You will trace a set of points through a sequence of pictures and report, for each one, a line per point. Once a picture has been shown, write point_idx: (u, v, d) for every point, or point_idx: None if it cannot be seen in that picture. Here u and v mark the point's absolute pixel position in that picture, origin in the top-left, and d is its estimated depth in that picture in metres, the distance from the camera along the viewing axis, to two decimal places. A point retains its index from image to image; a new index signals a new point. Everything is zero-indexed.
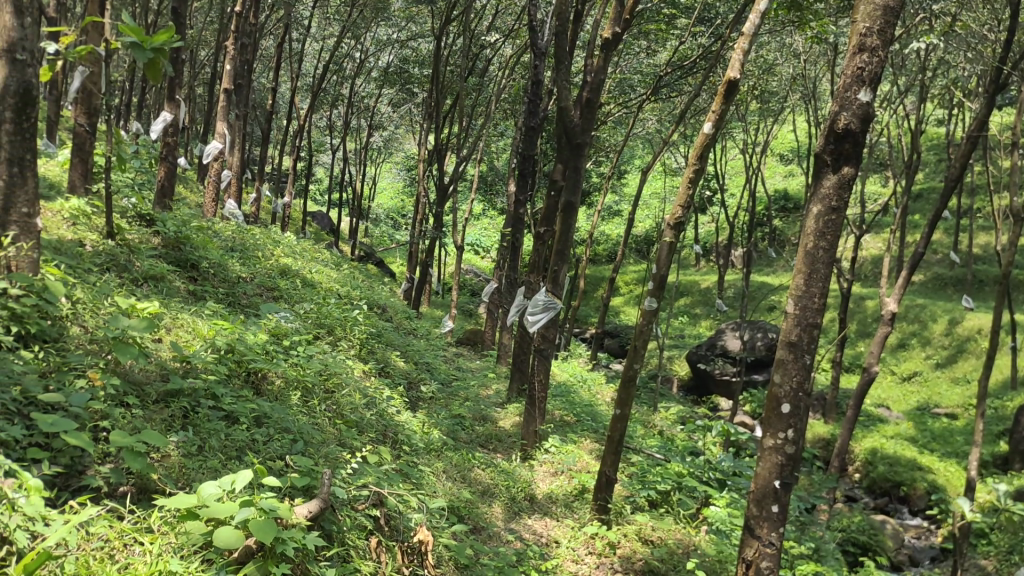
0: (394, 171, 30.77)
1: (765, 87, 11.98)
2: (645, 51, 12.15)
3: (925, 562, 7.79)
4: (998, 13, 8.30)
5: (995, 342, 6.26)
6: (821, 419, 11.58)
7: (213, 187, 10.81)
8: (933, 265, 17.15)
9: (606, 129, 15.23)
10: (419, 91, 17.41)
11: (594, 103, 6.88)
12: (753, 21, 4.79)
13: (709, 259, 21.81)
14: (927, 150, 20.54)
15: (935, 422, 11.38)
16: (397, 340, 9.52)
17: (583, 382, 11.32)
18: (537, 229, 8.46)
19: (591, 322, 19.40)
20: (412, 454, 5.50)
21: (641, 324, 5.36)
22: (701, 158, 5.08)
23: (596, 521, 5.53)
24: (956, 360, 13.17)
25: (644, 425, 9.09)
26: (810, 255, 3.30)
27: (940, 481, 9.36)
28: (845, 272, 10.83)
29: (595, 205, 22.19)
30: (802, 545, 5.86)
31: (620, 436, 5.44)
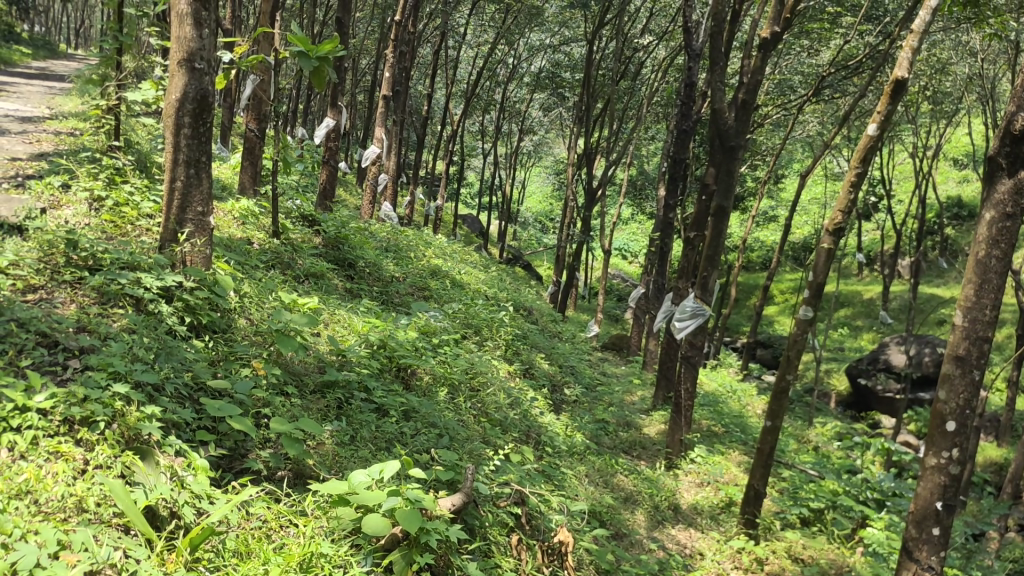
0: (544, 176, 31.02)
1: (938, 87, 11.26)
2: (807, 52, 11.69)
3: None
4: None
5: None
6: (994, 442, 10.76)
7: (371, 189, 11.24)
8: None
9: (762, 133, 14.76)
10: (570, 96, 17.47)
11: (750, 106, 6.68)
12: (923, 17, 4.53)
13: (871, 269, 20.75)
14: None
15: None
16: (542, 343, 9.58)
17: (733, 392, 11.01)
18: (688, 234, 8.30)
19: (743, 331, 18.88)
20: (555, 456, 5.52)
21: (795, 333, 5.16)
22: (863, 162, 4.83)
23: (742, 535, 5.37)
24: None
25: (796, 440, 8.74)
26: (982, 265, 3.07)
27: None
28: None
29: (749, 210, 21.57)
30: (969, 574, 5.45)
31: (770, 449, 5.25)
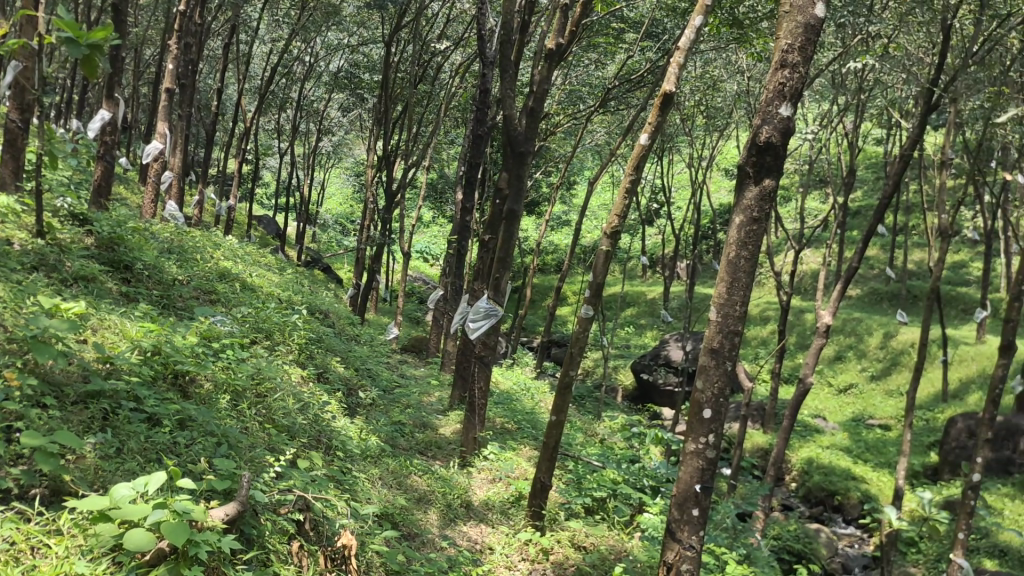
0: (343, 178, 30.56)
1: (711, 102, 12.14)
2: (595, 63, 12.26)
3: (857, 570, 8.20)
4: (932, 37, 8.57)
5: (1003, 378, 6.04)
6: (760, 429, 11.79)
7: (153, 186, 10.59)
8: (869, 280, 17.47)
9: (555, 140, 15.30)
10: (369, 97, 17.30)
11: (538, 114, 6.90)
12: (687, 36, 4.87)
13: (654, 271, 22.11)
14: (864, 168, 20.99)
15: (868, 432, 11.64)
16: (338, 346, 9.43)
17: (527, 390, 11.37)
18: (482, 236, 8.46)
19: (538, 330, 19.53)
20: (346, 460, 5.46)
21: (577, 331, 5.39)
22: (636, 169, 5.13)
23: (530, 527, 5.57)
24: (891, 372, 13.50)
25: (585, 433, 9.16)
26: (733, 264, 3.37)
27: (872, 490, 9.60)
28: (786, 285, 11.01)
29: (544, 214, 22.27)
30: (734, 551, 5.92)
31: (555, 443, 5.45)
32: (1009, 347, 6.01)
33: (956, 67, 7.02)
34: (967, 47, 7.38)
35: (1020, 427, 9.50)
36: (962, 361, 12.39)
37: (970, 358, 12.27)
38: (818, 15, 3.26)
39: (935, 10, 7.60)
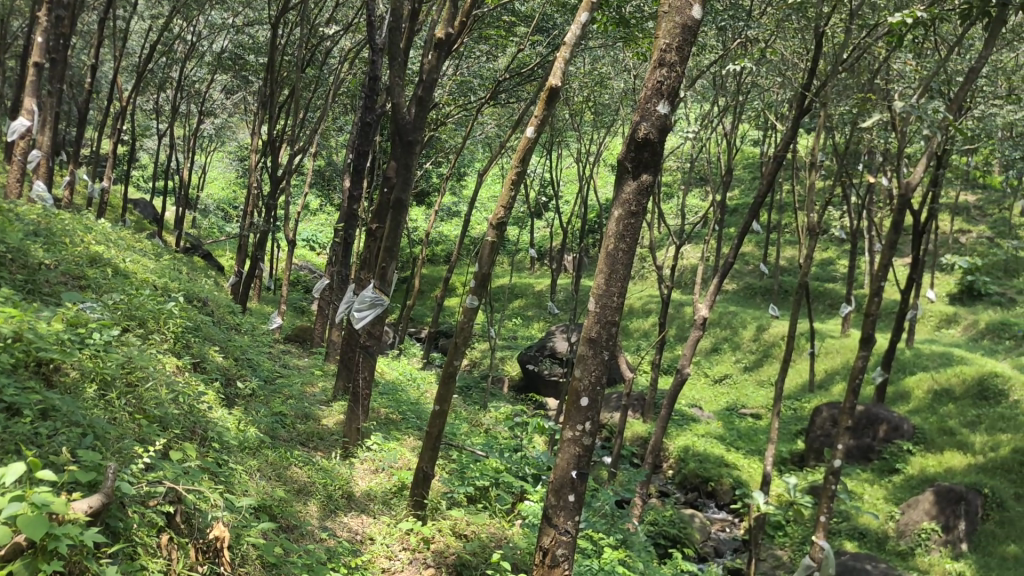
0: (226, 162, 29.61)
1: (599, 99, 12.36)
2: (486, 55, 12.28)
3: (728, 553, 8.56)
4: (806, 44, 8.97)
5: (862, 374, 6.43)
6: (639, 418, 12.12)
7: (17, 166, 9.97)
8: (744, 275, 18.21)
9: (446, 130, 15.26)
10: (254, 79, 16.80)
11: (427, 104, 6.87)
12: (573, 31, 4.93)
13: (542, 263, 22.40)
14: (742, 168, 21.87)
15: (741, 421, 12.16)
16: (217, 335, 9.15)
17: (412, 380, 11.32)
18: (369, 224, 8.36)
19: (425, 321, 19.48)
20: (223, 451, 5.31)
21: (462, 321, 5.41)
22: (523, 161, 5.17)
23: (411, 517, 5.57)
24: (763, 364, 14.13)
25: (470, 423, 9.21)
26: (611, 256, 3.46)
27: (743, 476, 10.03)
28: (667, 278, 11.33)
29: (433, 204, 22.22)
30: (611, 537, 6.10)
31: (438, 432, 5.46)
32: (869, 340, 6.38)
33: (827, 74, 7.38)
34: (837, 55, 7.76)
35: (878, 416, 10.10)
36: (828, 353, 13.09)
37: (834, 351, 12.96)
38: (694, 17, 3.39)
39: (809, 18, 7.97)
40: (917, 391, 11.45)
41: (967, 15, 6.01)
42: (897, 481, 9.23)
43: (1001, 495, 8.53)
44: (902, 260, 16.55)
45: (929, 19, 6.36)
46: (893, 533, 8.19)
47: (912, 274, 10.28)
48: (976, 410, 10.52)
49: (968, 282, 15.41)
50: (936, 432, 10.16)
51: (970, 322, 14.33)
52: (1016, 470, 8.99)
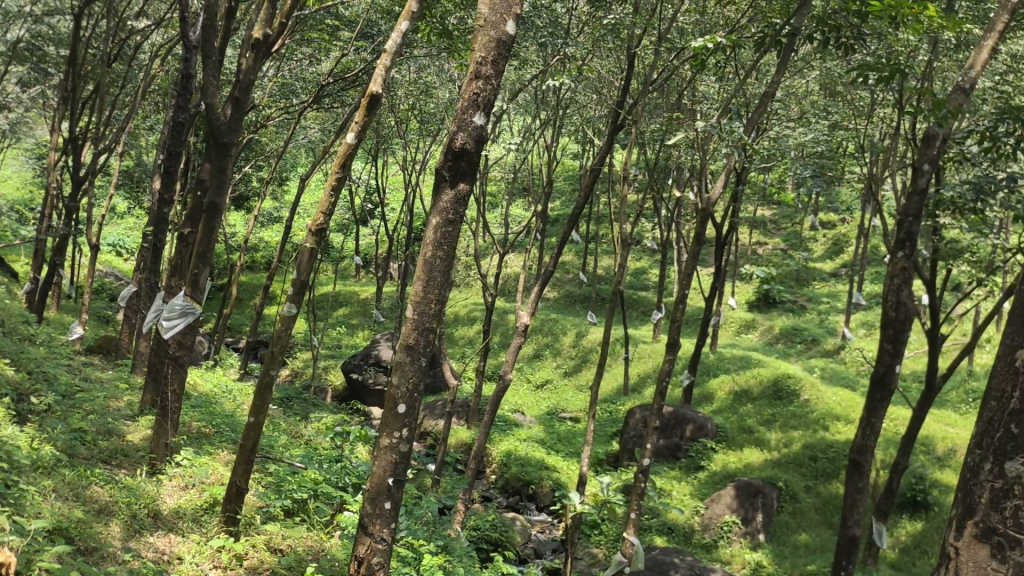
0: (19, 160, 27.27)
1: (423, 107, 12.37)
2: (308, 59, 12.01)
3: (547, 554, 8.80)
4: (620, 63, 9.38)
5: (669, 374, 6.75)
6: (462, 425, 12.20)
7: None
8: (565, 283, 18.80)
9: (267, 133, 14.80)
10: (54, 72, 15.59)
11: (243, 105, 6.63)
12: (394, 39, 4.90)
13: (367, 270, 22.15)
14: (562, 180, 22.60)
15: (561, 425, 12.52)
16: (6, 346, 8.41)
17: (227, 392, 10.85)
18: (181, 229, 7.96)
19: (244, 330, 18.75)
20: (12, 472, 4.89)
21: (280, 329, 5.26)
22: (343, 167, 5.10)
23: (223, 534, 5.36)
24: (581, 369, 14.64)
25: (289, 435, 8.95)
26: (427, 264, 3.47)
27: (562, 479, 10.32)
28: (490, 287, 11.47)
29: (252, 209, 21.48)
30: (431, 543, 6.12)
31: (253, 445, 5.27)
32: (675, 344, 6.74)
33: (639, 94, 7.74)
34: (649, 75, 8.16)
35: (685, 417, 10.68)
36: (641, 357, 13.73)
37: (647, 355, 13.63)
38: (509, 32, 3.49)
39: (624, 39, 8.35)
40: (719, 392, 12.21)
41: (762, 42, 6.48)
42: (702, 477, 9.79)
43: (793, 488, 9.27)
44: (707, 270, 17.65)
45: (728, 45, 6.83)
46: (698, 526, 8.67)
47: (715, 284, 10.96)
48: (771, 408, 11.38)
49: (765, 290, 16.64)
50: (737, 431, 10.88)
51: (766, 327, 15.47)
52: (805, 464, 9.79)
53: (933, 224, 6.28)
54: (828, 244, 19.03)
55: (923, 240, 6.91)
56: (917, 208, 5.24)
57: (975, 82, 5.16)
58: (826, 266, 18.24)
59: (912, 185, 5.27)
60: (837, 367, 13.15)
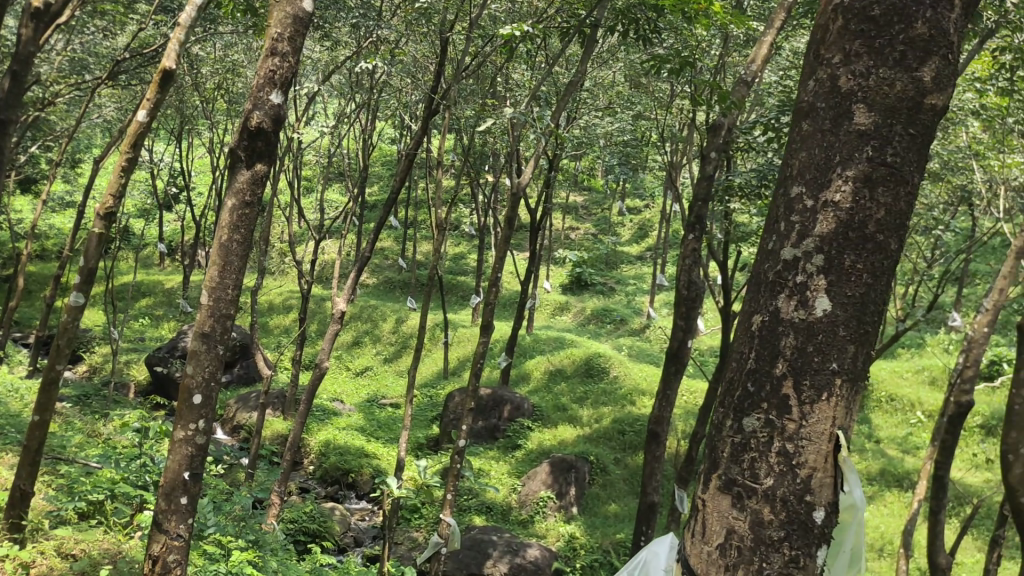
0: None
1: (230, 87, 11.85)
2: (101, 32, 11.19)
3: (367, 541, 8.75)
4: (433, 48, 9.35)
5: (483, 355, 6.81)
6: (278, 416, 11.85)
7: None
8: (383, 268, 18.64)
9: (56, 111, 13.67)
10: None
11: (22, 79, 6.06)
12: (189, 13, 4.61)
13: (173, 259, 21.03)
14: (379, 165, 22.40)
15: (381, 411, 12.44)
16: None
17: (14, 391, 9.96)
18: None
19: (33, 325, 17.28)
20: None
21: (66, 321, 4.88)
22: (133, 147, 4.76)
23: (5, 543, 4.92)
24: (401, 355, 14.61)
25: (85, 435, 8.36)
26: (224, 247, 3.30)
27: (382, 465, 10.26)
28: (306, 273, 11.14)
29: (41, 193, 19.81)
30: (242, 539, 5.92)
31: (39, 445, 4.87)
32: (488, 327, 6.82)
33: (452, 79, 7.73)
34: (461, 61, 8.18)
35: (503, 398, 10.84)
36: (460, 341, 13.86)
37: (467, 339, 13.78)
38: (305, 10, 3.37)
39: (436, 24, 8.32)
40: (535, 372, 12.50)
41: (567, 32, 6.65)
42: (519, 455, 10.00)
43: (603, 461, 9.72)
44: (523, 255, 18.04)
45: (535, 33, 6.93)
46: (515, 503, 8.84)
47: (530, 267, 11.19)
48: (584, 386, 11.86)
49: (577, 274, 17.23)
50: (551, 410, 11.22)
51: (579, 308, 16.01)
52: (614, 438, 10.33)
53: (724, 210, 6.69)
54: (634, 229, 20.02)
55: (715, 224, 7.36)
56: (706, 193, 5.55)
57: (756, 75, 5.52)
58: (632, 249, 19.16)
59: (701, 171, 5.57)
60: (643, 346, 13.86)
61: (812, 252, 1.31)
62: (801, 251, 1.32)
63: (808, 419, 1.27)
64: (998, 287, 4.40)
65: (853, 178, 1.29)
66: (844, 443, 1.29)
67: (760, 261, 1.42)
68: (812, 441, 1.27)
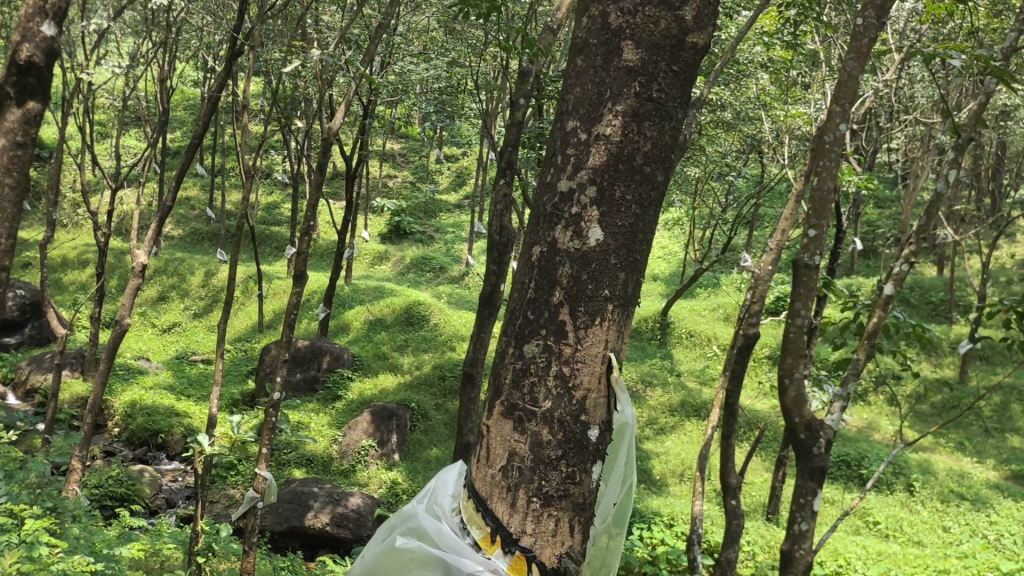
0: None
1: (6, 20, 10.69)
2: None
3: (180, 502, 8.43)
4: None
5: (295, 305, 6.59)
6: (77, 377, 11.10)
7: None
8: (189, 219, 17.72)
9: None
10: None
11: None
12: None
13: None
14: (182, 109, 21.13)
15: (191, 368, 11.95)
16: None
17: None
18: None
19: None
20: None
21: None
22: None
23: None
24: (211, 310, 14.06)
25: None
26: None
27: (194, 424, 9.88)
28: (102, 225, 10.31)
29: None
30: (39, 508, 5.52)
31: None
32: (301, 277, 6.61)
33: (258, 17, 7.32)
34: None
35: (321, 348, 10.60)
36: (275, 294, 13.52)
37: (282, 291, 13.47)
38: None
39: None
40: (354, 322, 12.34)
41: None
42: (339, 406, 9.90)
43: (424, 407, 9.85)
44: (339, 204, 17.70)
45: None
46: (336, 454, 8.74)
47: (347, 216, 10.89)
48: (404, 334, 11.94)
49: (395, 223, 17.11)
50: (371, 358, 11.18)
51: (398, 257, 15.92)
52: (436, 384, 10.53)
53: (535, 155, 6.82)
54: (452, 178, 20.37)
55: (526, 169, 7.51)
56: (516, 139, 5.63)
57: (562, 22, 5.60)
58: (450, 198, 19.39)
59: (511, 117, 5.65)
60: (462, 293, 14.06)
61: (587, 184, 1.36)
62: (576, 185, 1.37)
63: (582, 343, 1.34)
64: (780, 229, 4.75)
65: (622, 112, 1.35)
66: (616, 365, 1.37)
67: (539, 193, 1.46)
68: (587, 363, 1.34)
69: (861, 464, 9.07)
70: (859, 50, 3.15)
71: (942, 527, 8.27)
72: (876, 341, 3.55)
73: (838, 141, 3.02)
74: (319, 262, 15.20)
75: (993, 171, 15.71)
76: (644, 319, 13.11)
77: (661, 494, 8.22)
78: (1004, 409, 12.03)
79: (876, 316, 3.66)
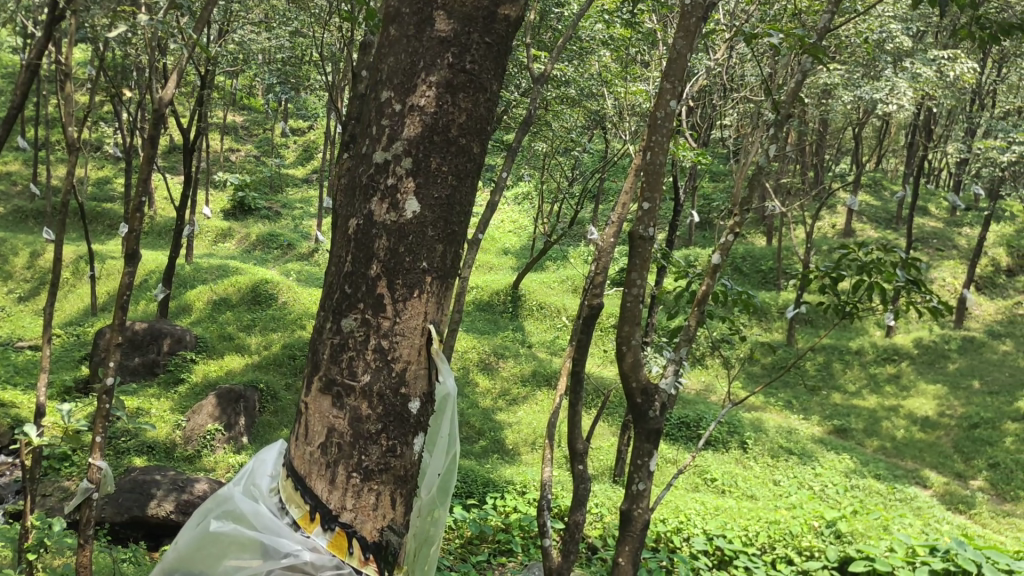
0: None
1: None
2: None
3: (10, 498, 7.92)
4: None
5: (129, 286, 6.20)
6: None
7: None
8: (11, 196, 16.45)
9: None
10: None
11: None
12: None
13: None
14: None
15: (18, 355, 11.15)
16: None
17: None
18: None
19: None
20: None
21: None
22: None
23: None
24: (38, 293, 13.15)
25: None
26: None
27: (23, 414, 9.24)
28: None
29: None
30: None
31: None
32: (134, 256, 6.22)
33: None
34: None
35: (162, 331, 10.06)
36: (110, 274, 12.82)
37: (117, 272, 12.77)
38: None
39: None
40: (197, 302, 11.86)
41: None
42: (182, 390, 9.50)
43: (273, 387, 9.69)
44: (177, 179, 16.90)
45: None
46: (180, 440, 8.30)
47: (185, 192, 10.34)
48: (250, 314, 11.61)
49: (240, 198, 16.46)
50: (216, 339, 10.79)
51: (243, 234, 15.40)
52: (285, 363, 10.37)
53: None
54: (298, 152, 19.89)
55: None
56: (359, 112, 5.53)
57: None
58: (297, 172, 19.00)
59: (354, 91, 5.53)
60: (311, 270, 13.77)
61: (402, 155, 1.35)
62: (392, 157, 1.35)
63: (401, 316, 1.33)
64: (621, 203, 4.88)
65: (436, 84, 1.35)
66: (435, 337, 1.38)
67: (355, 165, 1.43)
68: (406, 336, 1.34)
69: (699, 425, 9.57)
70: (687, 29, 3.23)
71: (773, 480, 8.83)
72: (706, 308, 3.71)
73: (669, 116, 3.09)
74: (158, 240, 14.48)
75: (814, 147, 16.78)
76: (496, 292, 13.26)
77: (513, 463, 8.39)
78: (826, 367, 12.99)
79: (705, 284, 3.82)
